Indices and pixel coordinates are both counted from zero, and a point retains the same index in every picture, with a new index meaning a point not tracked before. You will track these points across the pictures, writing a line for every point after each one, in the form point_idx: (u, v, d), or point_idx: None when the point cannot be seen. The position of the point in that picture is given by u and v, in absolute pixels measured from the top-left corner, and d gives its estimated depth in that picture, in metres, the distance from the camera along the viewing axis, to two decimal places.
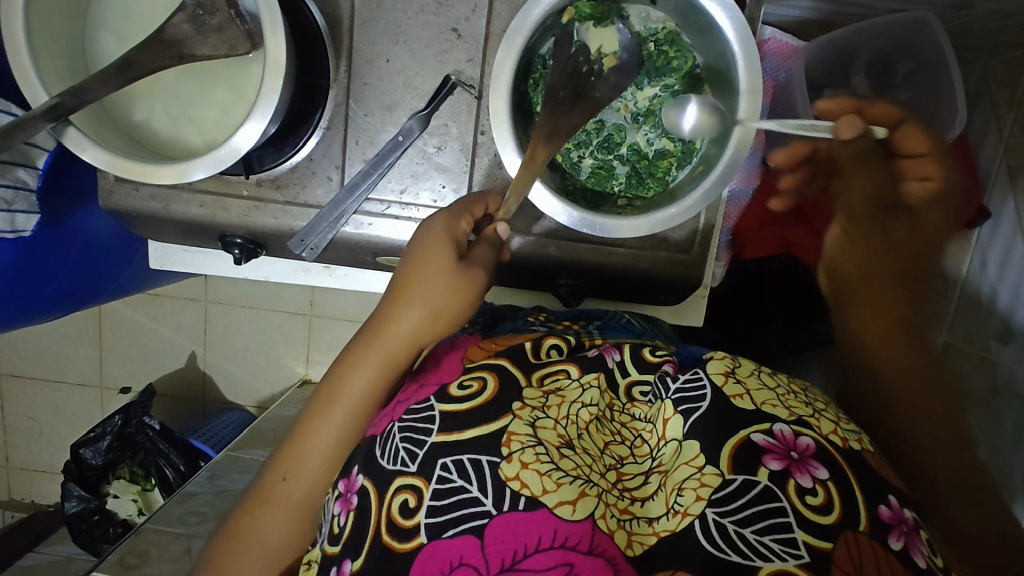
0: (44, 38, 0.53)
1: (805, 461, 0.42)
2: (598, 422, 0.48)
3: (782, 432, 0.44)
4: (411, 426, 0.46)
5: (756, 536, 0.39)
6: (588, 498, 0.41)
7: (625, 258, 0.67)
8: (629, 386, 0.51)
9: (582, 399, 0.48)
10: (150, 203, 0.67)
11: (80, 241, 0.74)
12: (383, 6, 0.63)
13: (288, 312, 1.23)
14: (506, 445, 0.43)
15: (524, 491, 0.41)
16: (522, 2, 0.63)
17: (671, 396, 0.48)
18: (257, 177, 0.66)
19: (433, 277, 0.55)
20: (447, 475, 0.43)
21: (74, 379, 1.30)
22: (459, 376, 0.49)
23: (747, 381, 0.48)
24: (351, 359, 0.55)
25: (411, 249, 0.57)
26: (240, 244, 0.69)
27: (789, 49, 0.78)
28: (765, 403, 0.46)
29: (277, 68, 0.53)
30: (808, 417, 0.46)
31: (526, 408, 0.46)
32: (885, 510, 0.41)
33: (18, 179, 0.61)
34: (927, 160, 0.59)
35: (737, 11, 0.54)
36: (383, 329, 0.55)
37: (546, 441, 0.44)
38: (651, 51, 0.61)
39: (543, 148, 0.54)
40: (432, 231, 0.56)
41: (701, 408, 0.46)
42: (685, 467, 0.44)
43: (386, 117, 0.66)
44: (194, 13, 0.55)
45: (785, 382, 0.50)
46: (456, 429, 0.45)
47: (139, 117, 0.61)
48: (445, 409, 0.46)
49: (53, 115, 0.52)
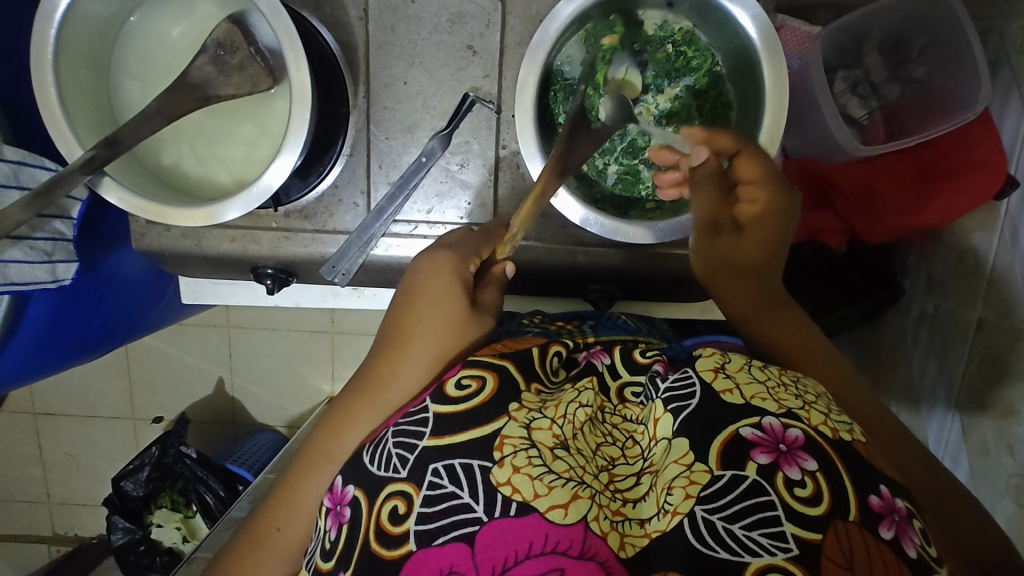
0: (75, 92, 0.54)
1: (793, 453, 0.40)
2: (592, 422, 0.46)
3: (771, 424, 0.41)
4: (403, 430, 0.46)
5: (744, 532, 0.37)
6: (580, 501, 0.40)
7: (653, 260, 0.68)
8: (621, 387, 0.50)
9: (578, 399, 0.46)
10: (182, 242, 0.68)
11: (116, 283, 0.75)
12: (397, 30, 0.64)
13: (310, 331, 1.25)
14: (499, 449, 0.42)
15: (515, 496, 0.40)
16: (535, 13, 0.63)
17: (661, 396, 0.45)
18: (285, 210, 0.67)
19: (433, 326, 0.53)
20: (438, 481, 0.42)
21: (108, 413, 1.32)
22: (457, 373, 0.48)
23: (737, 376, 0.45)
24: (347, 413, 0.54)
25: (411, 289, 0.56)
26: (272, 274, 0.69)
27: (801, 36, 0.77)
28: (754, 396, 0.43)
29: (304, 103, 0.54)
30: (797, 409, 0.43)
31: (522, 410, 0.45)
32: (875, 500, 0.38)
33: (55, 231, 0.62)
34: (756, 187, 0.57)
35: (756, 9, 0.54)
36: (380, 383, 0.53)
37: (540, 444, 0.42)
38: (669, 53, 0.61)
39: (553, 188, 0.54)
40: (439, 270, 0.56)
41: (690, 406, 0.43)
42: (673, 465, 0.41)
43: (407, 138, 0.66)
44: (216, 54, 0.56)
45: (776, 374, 0.47)
46: (446, 433, 0.44)
47: (168, 160, 0.62)
48: (439, 411, 0.45)
49: (89, 168, 0.52)
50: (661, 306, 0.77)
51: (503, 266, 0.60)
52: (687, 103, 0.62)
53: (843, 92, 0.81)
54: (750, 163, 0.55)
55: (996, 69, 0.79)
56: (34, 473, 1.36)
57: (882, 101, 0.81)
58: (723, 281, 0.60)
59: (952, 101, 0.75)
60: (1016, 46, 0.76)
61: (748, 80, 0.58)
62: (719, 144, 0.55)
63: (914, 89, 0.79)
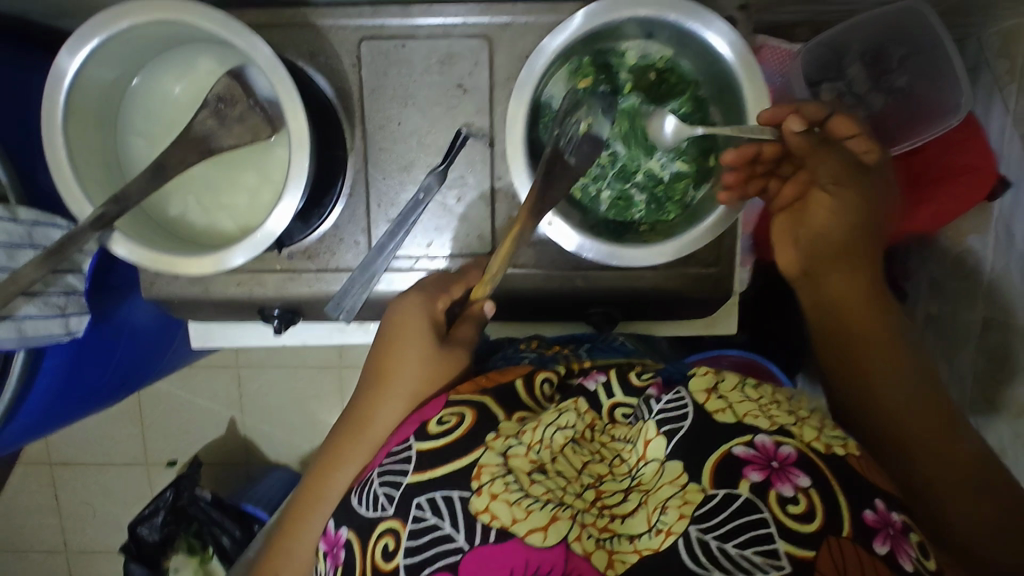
0: (84, 152, 0.57)
1: (786, 470, 0.42)
2: (575, 444, 0.46)
3: (763, 442, 0.43)
4: (389, 469, 0.49)
5: (737, 550, 0.39)
6: (560, 522, 0.41)
7: (652, 279, 0.69)
8: (614, 407, 0.49)
9: (558, 422, 0.46)
10: (190, 288, 0.70)
11: (127, 332, 0.77)
12: (389, 74, 0.66)
13: (319, 366, 1.26)
14: (477, 478, 0.45)
15: (494, 523, 0.43)
16: (521, 49, 0.65)
17: (654, 417, 0.45)
18: (289, 251, 0.69)
19: (410, 368, 0.56)
20: (421, 514, 0.45)
21: (122, 459, 1.33)
22: (438, 412, 0.51)
23: (730, 396, 0.46)
24: (334, 458, 0.57)
25: (385, 332, 0.59)
26: (278, 315, 0.71)
27: (780, 54, 0.79)
28: (748, 414, 0.44)
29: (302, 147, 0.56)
30: (790, 425, 0.44)
31: (500, 438, 0.47)
32: (870, 514, 0.40)
33: (68, 285, 0.64)
34: (859, 140, 0.59)
35: (733, 35, 0.56)
36: (364, 426, 0.57)
37: (516, 470, 0.45)
38: (653, 79, 0.62)
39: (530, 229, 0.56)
40: (408, 314, 0.58)
41: (684, 428, 0.44)
42: (667, 486, 0.43)
43: (404, 177, 0.68)
44: (217, 108, 0.59)
45: (771, 392, 0.48)
46: (429, 467, 0.47)
47: (174, 212, 0.64)
48: (422, 448, 0.49)
49: (99, 225, 0.54)
50: (664, 325, 0.77)
51: (483, 307, 0.59)
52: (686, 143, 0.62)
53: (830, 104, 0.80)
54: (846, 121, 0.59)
55: (977, 74, 0.81)
56: (50, 523, 1.36)
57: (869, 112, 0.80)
58: (827, 262, 0.63)
59: (936, 108, 0.76)
60: (996, 51, 0.78)
61: (732, 102, 0.60)
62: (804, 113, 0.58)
63: (898, 98, 0.80)
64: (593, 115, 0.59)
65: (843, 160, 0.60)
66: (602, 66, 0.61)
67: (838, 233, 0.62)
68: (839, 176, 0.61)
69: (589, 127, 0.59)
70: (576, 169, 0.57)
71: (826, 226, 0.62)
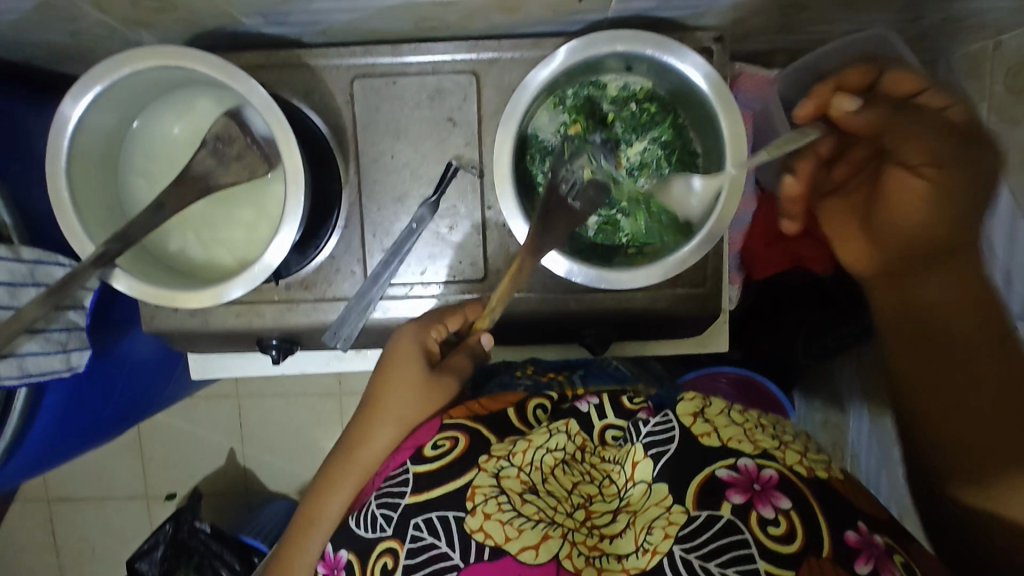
0: (86, 193, 0.59)
1: (767, 492, 0.46)
2: (565, 465, 0.51)
3: (746, 466, 0.48)
4: (387, 492, 0.52)
5: (720, 569, 0.43)
6: (551, 540, 0.46)
7: (642, 300, 0.70)
8: (604, 429, 0.54)
9: (548, 445, 0.51)
10: (190, 321, 0.71)
11: (128, 366, 0.78)
12: (381, 110, 0.69)
13: (318, 394, 1.26)
14: (471, 498, 0.49)
15: (488, 541, 0.47)
16: (508, 83, 0.68)
17: (641, 440, 0.51)
18: (287, 282, 0.70)
19: (404, 394, 0.60)
20: (419, 534, 0.49)
21: (121, 493, 1.33)
22: (433, 437, 0.55)
23: (716, 420, 0.52)
24: (329, 482, 0.59)
25: (382, 361, 0.62)
26: (276, 344, 0.72)
27: (758, 81, 0.82)
28: (731, 439, 0.50)
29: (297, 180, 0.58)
30: (773, 450, 0.50)
31: (491, 460, 0.51)
32: (852, 535, 0.45)
33: (70, 321, 0.65)
34: (930, 93, 0.55)
35: (707, 67, 0.58)
36: (358, 449, 0.60)
37: (509, 490, 0.49)
38: (633, 110, 0.65)
39: (529, 263, 0.59)
40: (400, 343, 0.62)
41: (670, 451, 0.49)
42: (655, 507, 0.47)
43: (398, 208, 0.70)
44: (215, 147, 0.61)
45: (753, 418, 0.54)
46: (425, 490, 0.51)
47: (173, 247, 0.66)
48: (418, 471, 0.52)
49: (101, 262, 0.56)
50: (657, 346, 0.78)
51: (480, 339, 0.64)
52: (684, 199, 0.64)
53: None
54: (906, 79, 0.57)
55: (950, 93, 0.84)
56: (48, 560, 1.35)
57: None
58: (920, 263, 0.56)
59: None
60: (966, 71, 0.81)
61: (708, 128, 0.62)
62: (848, 82, 0.59)
63: None
64: (595, 161, 0.64)
65: (929, 117, 0.53)
66: (582, 98, 0.64)
67: (923, 229, 0.54)
68: (937, 140, 0.52)
69: (592, 173, 0.63)
70: (581, 212, 0.60)
71: (906, 225, 0.55)
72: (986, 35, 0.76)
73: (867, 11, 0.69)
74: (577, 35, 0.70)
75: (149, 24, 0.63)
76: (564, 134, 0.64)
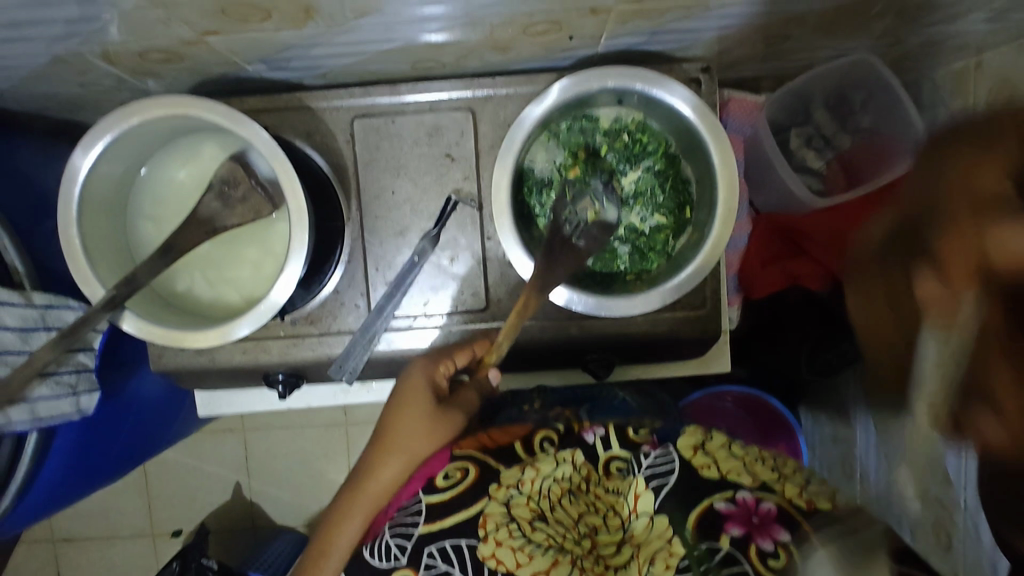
0: (96, 238, 0.60)
1: (766, 526, 0.48)
2: (571, 495, 0.54)
3: (744, 498, 0.50)
4: (401, 524, 0.56)
5: None
6: (561, 565, 0.48)
7: (643, 324, 0.71)
8: (609, 460, 0.56)
9: (554, 474, 0.55)
10: (197, 359, 0.72)
11: (135, 405, 0.79)
12: (381, 148, 0.71)
13: (324, 425, 1.27)
14: (483, 525, 0.52)
15: (500, 567, 0.49)
16: (503, 119, 0.70)
17: (642, 472, 0.54)
18: (292, 318, 0.71)
19: (410, 429, 0.60)
20: (433, 561, 0.52)
21: (127, 531, 1.32)
22: (445, 468, 0.59)
23: (716, 453, 0.56)
24: (338, 514, 0.60)
25: (391, 397, 0.62)
26: (282, 379, 0.72)
27: (748, 106, 0.85)
28: (730, 471, 0.53)
29: (300, 213, 0.59)
30: (773, 483, 0.52)
31: (501, 489, 0.54)
32: (856, 566, 0.46)
33: (79, 363, 0.66)
34: None
35: (694, 97, 0.60)
36: (366, 482, 0.60)
37: (518, 518, 0.52)
38: (626, 141, 0.67)
39: (536, 300, 0.59)
40: (412, 379, 0.62)
41: (669, 483, 0.52)
42: (658, 540, 0.49)
43: (399, 241, 0.72)
44: (221, 189, 0.62)
45: (754, 452, 0.58)
46: (440, 518, 0.54)
47: (181, 287, 0.67)
48: (431, 501, 0.56)
49: (110, 305, 0.57)
50: (659, 368, 0.79)
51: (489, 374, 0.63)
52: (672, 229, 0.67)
53: (799, 148, 0.88)
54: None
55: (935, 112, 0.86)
56: None
57: (837, 151, 0.88)
58: None
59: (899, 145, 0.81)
60: (950, 88, 0.83)
61: (699, 157, 0.64)
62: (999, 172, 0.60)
63: (863, 137, 0.86)
64: (599, 202, 0.65)
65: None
66: (574, 130, 0.66)
67: None
68: None
69: (595, 214, 0.64)
70: (585, 251, 0.61)
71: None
72: (968, 53, 0.77)
73: (848, 37, 0.72)
74: (569, 69, 0.73)
75: (155, 74, 0.65)
76: (560, 172, 0.67)
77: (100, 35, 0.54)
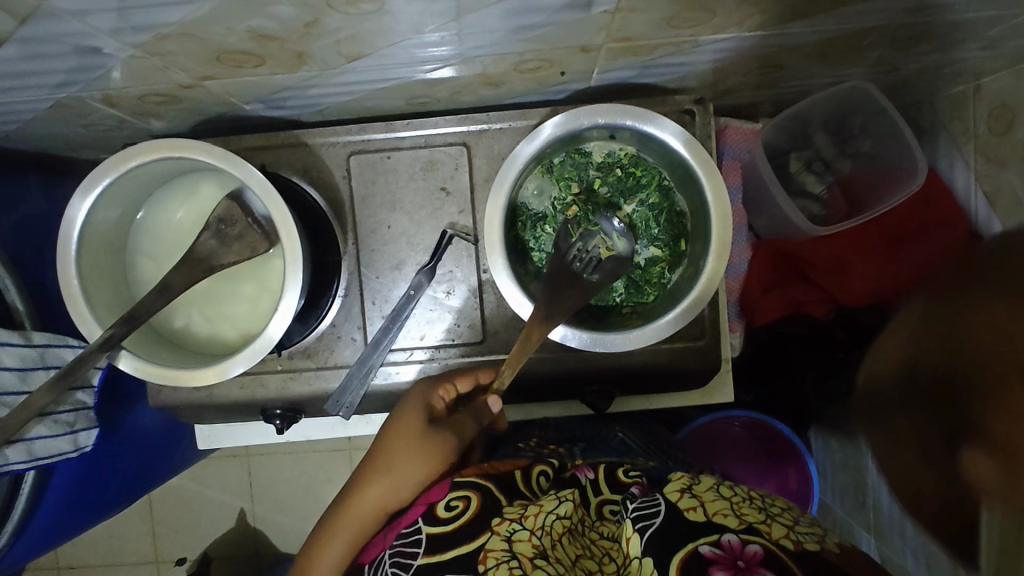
0: (95, 277, 0.61)
1: (751, 569, 0.45)
2: (570, 533, 0.53)
3: (730, 542, 0.47)
4: (399, 552, 0.53)
5: None
6: None
7: (642, 357, 0.70)
8: (600, 504, 0.58)
9: (556, 510, 0.54)
10: (195, 395, 0.72)
11: (133, 438, 0.79)
12: (377, 184, 0.71)
13: (328, 450, 1.26)
14: (483, 562, 0.50)
15: None
16: (497, 153, 0.71)
17: (630, 516, 0.52)
18: (289, 352, 0.71)
19: (406, 450, 0.61)
20: None
21: (131, 558, 1.31)
22: (445, 496, 0.57)
23: (702, 495, 0.52)
24: (324, 533, 0.60)
25: (390, 416, 0.64)
26: (280, 415, 0.72)
27: (744, 133, 0.83)
28: (717, 513, 0.50)
29: (293, 243, 0.59)
30: (758, 525, 0.49)
31: (504, 523, 0.53)
32: None
33: (78, 401, 0.67)
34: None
35: (681, 131, 0.60)
36: (353, 501, 0.60)
37: (520, 554, 0.49)
38: (620, 174, 0.67)
39: (540, 330, 0.59)
40: (411, 400, 0.64)
41: (655, 525, 0.50)
42: None
43: (396, 275, 0.72)
44: (217, 229, 0.62)
45: (741, 491, 0.55)
46: (439, 551, 0.52)
47: (178, 324, 0.68)
48: (432, 531, 0.53)
49: (107, 345, 0.57)
50: (661, 398, 0.77)
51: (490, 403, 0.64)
52: (669, 261, 0.67)
53: (800, 171, 0.87)
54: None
55: (934, 136, 0.86)
56: None
57: (838, 175, 0.88)
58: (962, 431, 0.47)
59: (902, 171, 0.81)
60: (951, 114, 0.83)
61: (692, 192, 0.63)
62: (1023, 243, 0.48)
63: (865, 161, 0.86)
64: (609, 236, 0.64)
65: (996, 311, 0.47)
66: (566, 166, 0.67)
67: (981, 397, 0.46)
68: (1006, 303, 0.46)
69: (606, 247, 0.63)
70: (593, 286, 0.62)
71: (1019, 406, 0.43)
72: (965, 79, 0.76)
73: (843, 66, 0.72)
74: (562, 102, 0.73)
75: (154, 115, 0.66)
76: (554, 207, 0.67)
77: (100, 82, 0.55)
